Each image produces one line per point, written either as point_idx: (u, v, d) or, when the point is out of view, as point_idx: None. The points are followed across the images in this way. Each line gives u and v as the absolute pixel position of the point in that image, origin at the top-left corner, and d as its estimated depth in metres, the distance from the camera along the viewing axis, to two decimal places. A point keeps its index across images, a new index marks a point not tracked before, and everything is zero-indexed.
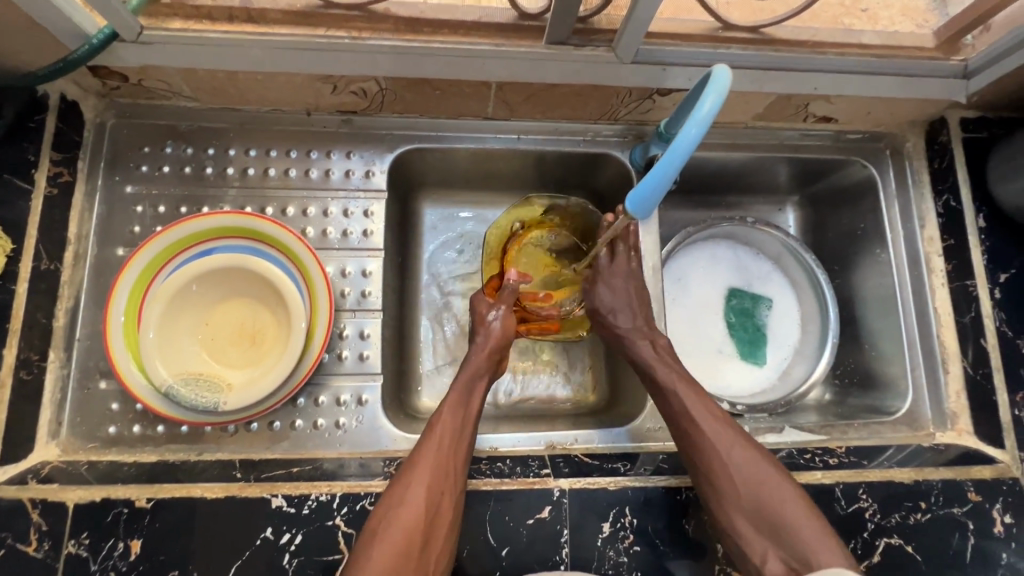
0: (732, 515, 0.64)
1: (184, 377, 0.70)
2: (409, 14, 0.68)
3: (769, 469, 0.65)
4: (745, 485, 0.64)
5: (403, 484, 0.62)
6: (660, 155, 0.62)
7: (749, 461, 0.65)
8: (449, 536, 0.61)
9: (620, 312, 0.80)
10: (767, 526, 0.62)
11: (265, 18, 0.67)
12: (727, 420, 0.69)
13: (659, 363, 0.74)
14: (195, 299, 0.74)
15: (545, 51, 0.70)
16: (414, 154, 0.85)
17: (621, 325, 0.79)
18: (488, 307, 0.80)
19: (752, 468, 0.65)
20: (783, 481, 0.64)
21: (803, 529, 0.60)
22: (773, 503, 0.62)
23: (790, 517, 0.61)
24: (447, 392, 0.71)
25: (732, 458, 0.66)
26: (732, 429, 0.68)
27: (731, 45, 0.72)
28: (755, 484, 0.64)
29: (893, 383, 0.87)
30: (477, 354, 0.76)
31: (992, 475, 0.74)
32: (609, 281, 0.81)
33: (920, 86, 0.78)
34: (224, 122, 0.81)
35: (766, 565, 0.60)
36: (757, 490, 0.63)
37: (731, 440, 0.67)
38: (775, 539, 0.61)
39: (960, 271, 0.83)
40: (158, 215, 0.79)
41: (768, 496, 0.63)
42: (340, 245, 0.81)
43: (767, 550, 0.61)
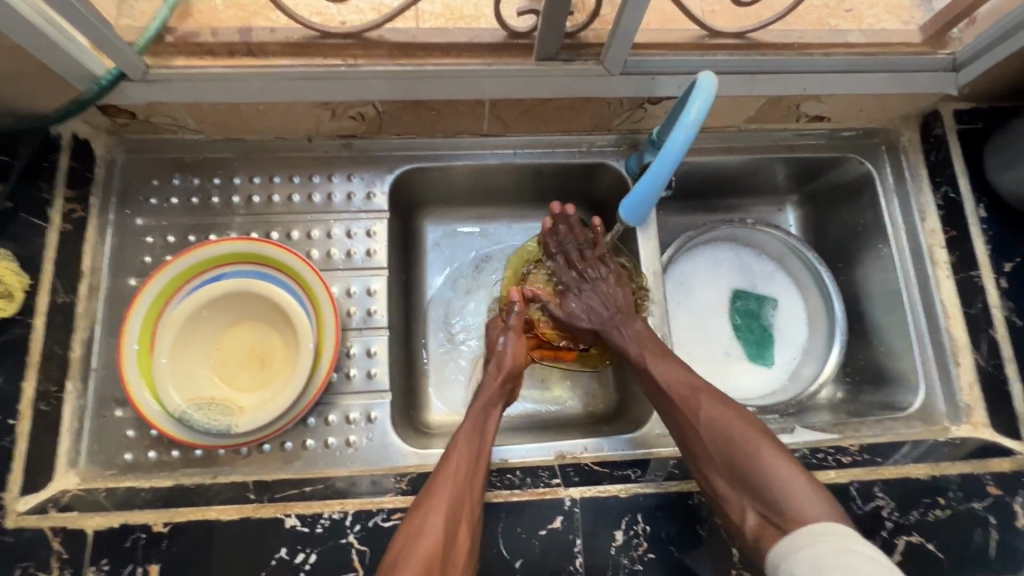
0: (711, 476, 0.66)
1: (196, 402, 0.72)
2: (402, 39, 0.71)
3: (743, 427, 0.67)
4: (724, 447, 0.66)
5: (420, 515, 0.62)
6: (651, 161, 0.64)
7: (727, 423, 0.67)
8: (465, 565, 0.60)
9: (596, 308, 0.82)
10: (745, 482, 0.64)
11: (263, 51, 0.70)
12: (700, 386, 0.71)
13: (633, 344, 0.77)
14: (206, 324, 0.76)
15: (535, 68, 0.72)
16: (414, 174, 0.87)
17: (598, 320, 0.81)
18: (499, 332, 0.81)
19: (725, 429, 0.67)
20: (755, 436, 0.66)
21: (779, 484, 0.62)
22: (748, 461, 0.64)
23: (764, 472, 0.63)
24: (463, 422, 0.72)
25: (710, 423, 0.68)
26: (706, 395, 0.70)
27: (718, 52, 0.73)
28: (731, 445, 0.66)
29: (905, 378, 0.86)
30: (490, 382, 0.76)
31: (1011, 467, 0.73)
32: (581, 283, 0.84)
33: (910, 81, 0.78)
34: (228, 152, 0.83)
35: (745, 522, 0.63)
36: (733, 451, 0.65)
37: (703, 404, 0.69)
38: (752, 493, 0.63)
39: (965, 263, 0.83)
40: (168, 244, 0.81)
41: (743, 454, 0.65)
42: (344, 265, 0.82)
43: (746, 504, 0.64)
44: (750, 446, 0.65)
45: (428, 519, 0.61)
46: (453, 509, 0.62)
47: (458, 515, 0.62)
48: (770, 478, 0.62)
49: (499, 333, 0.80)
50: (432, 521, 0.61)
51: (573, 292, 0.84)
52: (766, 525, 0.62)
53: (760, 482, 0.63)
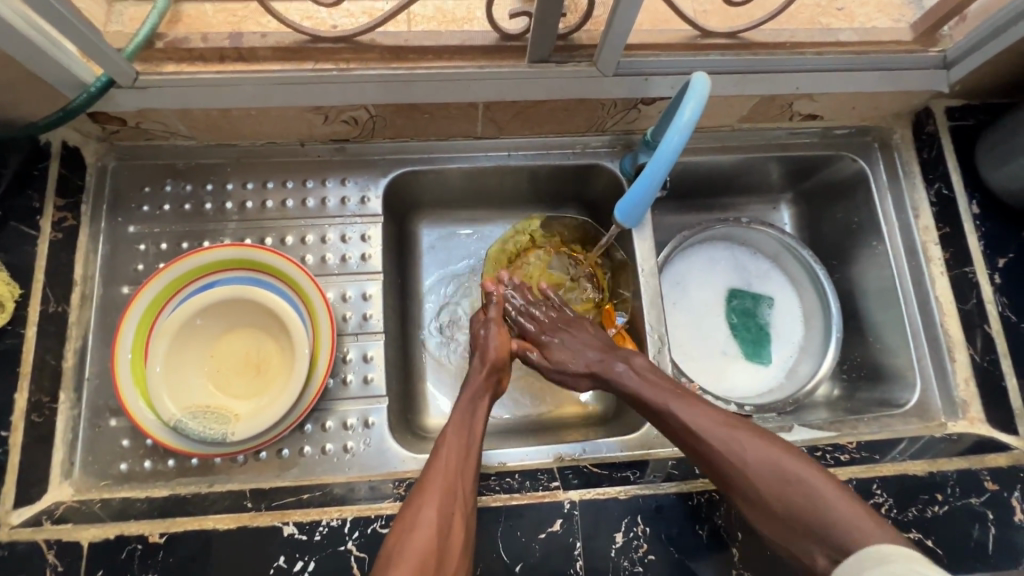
0: (769, 521, 0.63)
1: (192, 411, 0.71)
2: (394, 43, 0.71)
3: (788, 460, 0.64)
4: (771, 485, 0.63)
5: (412, 509, 0.62)
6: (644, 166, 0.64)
7: (771, 458, 0.64)
8: (461, 557, 0.60)
9: (582, 353, 0.81)
10: (806, 523, 0.61)
11: (254, 56, 0.69)
12: (725, 420, 0.68)
13: (642, 383, 0.74)
14: (201, 331, 0.75)
15: (528, 70, 0.72)
16: (408, 178, 0.87)
17: (587, 363, 0.80)
18: (481, 325, 0.82)
19: (772, 466, 0.64)
20: (803, 468, 0.63)
21: (842, 519, 0.59)
22: (804, 498, 0.61)
23: (823, 508, 0.60)
24: (450, 415, 0.72)
25: (749, 460, 0.65)
26: (741, 430, 0.67)
27: (710, 51, 0.73)
28: (783, 484, 0.63)
29: (901, 374, 0.86)
30: (475, 374, 0.76)
31: (1008, 462, 0.73)
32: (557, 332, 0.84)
33: (901, 78, 0.78)
34: (220, 158, 0.82)
35: (817, 565, 0.60)
36: (782, 489, 0.63)
37: (742, 442, 0.66)
38: (815, 533, 0.60)
39: (959, 259, 0.83)
40: (160, 252, 0.80)
41: (797, 491, 0.62)
42: (339, 270, 0.82)
43: (812, 547, 0.60)
44: (802, 481, 0.62)
45: (421, 514, 0.61)
46: (445, 501, 0.62)
47: (451, 507, 0.62)
48: (827, 513, 0.60)
49: (483, 327, 0.81)
50: (424, 514, 0.61)
51: (556, 343, 0.83)
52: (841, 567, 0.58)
53: (822, 519, 0.60)
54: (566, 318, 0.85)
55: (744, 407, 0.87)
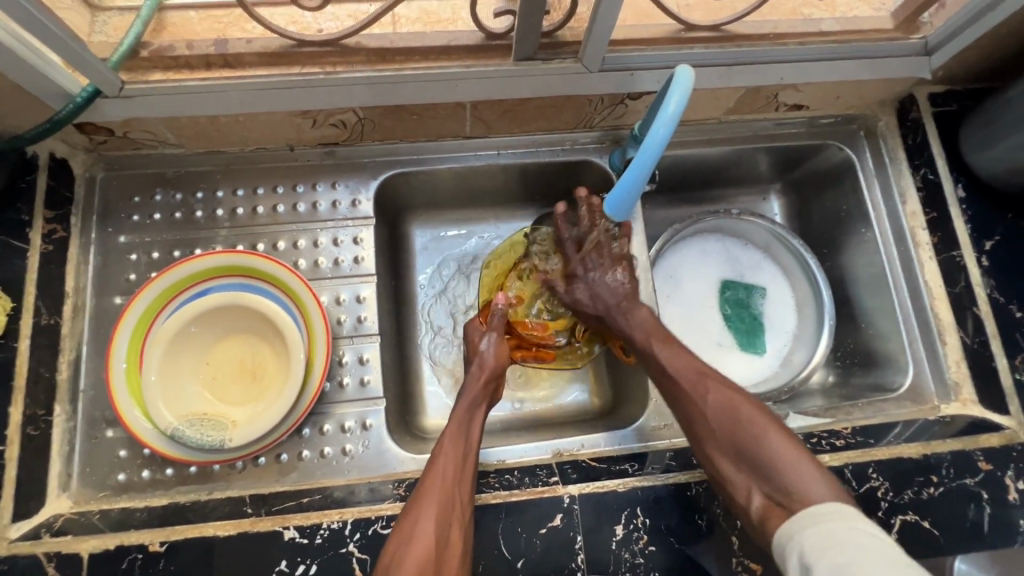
0: (717, 457, 0.67)
1: (188, 419, 0.70)
2: (379, 45, 0.71)
3: (749, 408, 0.67)
4: (726, 428, 0.67)
5: (410, 521, 0.61)
6: (631, 159, 0.64)
7: (732, 405, 0.68)
8: (461, 565, 0.60)
9: (602, 292, 0.80)
10: (751, 462, 0.64)
11: (240, 62, 0.70)
12: (706, 371, 0.71)
13: (638, 330, 0.76)
14: (195, 339, 0.75)
15: (514, 68, 0.72)
16: (398, 180, 0.87)
17: (608, 305, 0.79)
18: (480, 334, 0.81)
19: (731, 412, 0.67)
20: (763, 419, 0.66)
21: (784, 464, 0.62)
22: (754, 441, 0.65)
23: (769, 453, 0.63)
24: (447, 423, 0.72)
25: (710, 403, 0.69)
26: (712, 378, 0.70)
27: (695, 45, 0.74)
28: (737, 427, 0.66)
29: (894, 359, 0.87)
30: (473, 382, 0.76)
31: (1001, 442, 0.74)
32: (591, 269, 0.81)
33: (883, 66, 0.79)
34: (210, 165, 0.82)
35: (751, 503, 0.63)
36: (741, 434, 0.66)
37: (709, 388, 0.69)
38: (758, 474, 0.63)
39: (946, 243, 0.84)
40: (152, 261, 0.80)
41: (748, 434, 0.65)
42: (332, 273, 0.82)
43: (751, 486, 0.64)
44: (757, 427, 0.65)
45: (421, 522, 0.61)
46: (442, 513, 0.62)
47: (449, 521, 0.62)
48: (774, 458, 0.63)
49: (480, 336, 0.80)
50: (422, 524, 0.61)
51: (582, 275, 0.81)
52: (773, 507, 0.61)
53: (765, 462, 0.63)
54: (601, 254, 0.81)
55: None
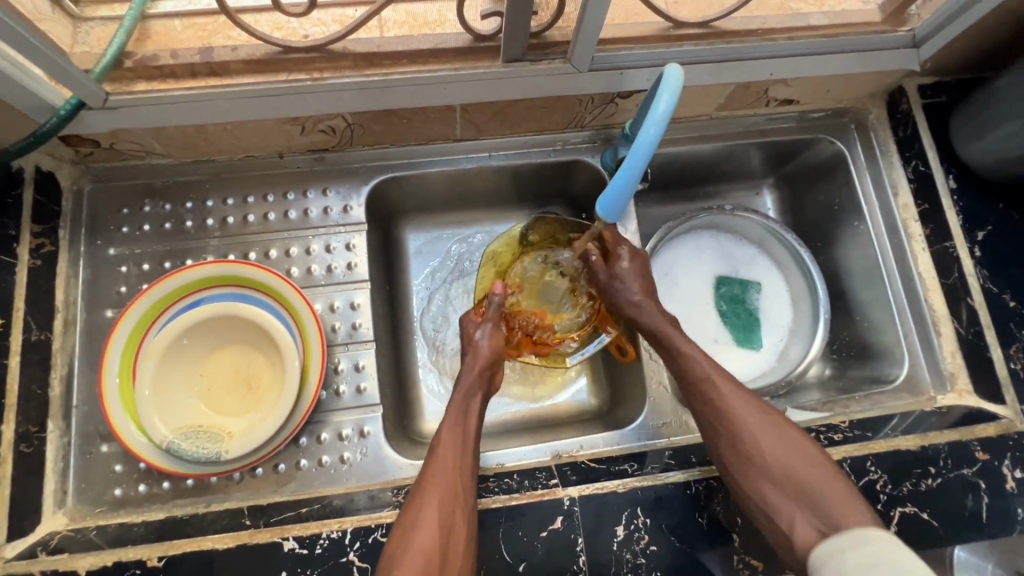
0: (759, 481, 0.64)
1: (184, 432, 0.70)
2: (366, 49, 0.70)
3: (793, 433, 0.66)
4: (771, 450, 0.65)
5: (413, 510, 0.62)
6: (622, 160, 0.63)
7: (776, 428, 0.66)
8: (467, 551, 0.60)
9: (634, 287, 0.80)
10: (796, 487, 0.62)
11: (226, 70, 0.69)
12: (749, 394, 0.70)
13: (675, 339, 0.76)
14: (188, 351, 0.74)
15: (503, 69, 0.72)
16: (390, 184, 0.86)
17: (628, 298, 0.79)
18: (475, 326, 0.81)
19: (777, 435, 0.66)
20: (806, 445, 0.65)
21: (830, 491, 0.61)
22: (799, 465, 0.63)
23: (814, 479, 0.62)
24: (445, 412, 0.71)
25: (754, 424, 0.67)
26: (754, 401, 0.69)
27: (683, 42, 0.74)
28: (781, 449, 0.65)
29: (890, 351, 0.87)
30: (468, 372, 0.76)
31: (997, 432, 0.74)
32: (624, 269, 0.80)
33: (872, 59, 0.79)
34: (199, 174, 0.81)
35: (794, 530, 0.61)
36: (791, 463, 0.64)
37: (753, 410, 0.68)
38: (806, 504, 0.61)
39: (938, 235, 0.84)
40: (143, 273, 0.79)
41: (794, 458, 0.64)
42: (325, 281, 0.81)
43: (795, 513, 0.62)
44: (802, 452, 0.64)
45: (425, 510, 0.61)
46: (445, 498, 0.62)
47: (451, 508, 0.62)
48: (819, 485, 0.62)
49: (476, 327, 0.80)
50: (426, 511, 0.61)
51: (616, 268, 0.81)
52: (817, 534, 0.59)
53: (810, 488, 0.62)
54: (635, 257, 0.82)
55: None
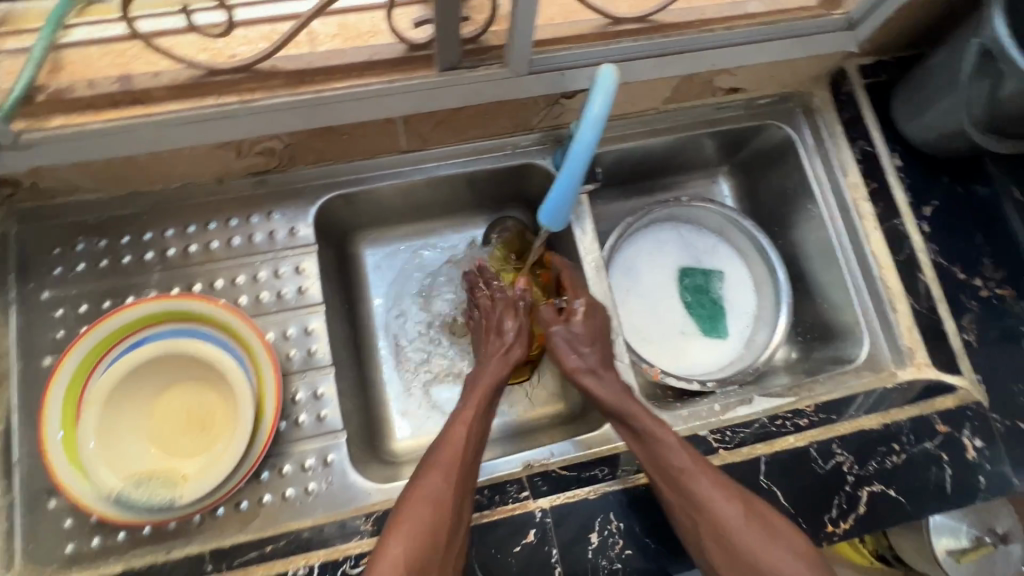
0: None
1: (135, 479, 0.66)
2: (297, 66, 0.68)
3: (768, 518, 0.62)
4: (749, 543, 0.60)
5: (426, 479, 0.63)
6: (562, 166, 0.64)
7: (752, 516, 0.62)
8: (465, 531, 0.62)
9: (584, 352, 0.75)
10: None
11: (149, 97, 0.66)
12: (722, 479, 0.65)
13: (637, 416, 0.69)
14: (133, 394, 0.71)
15: (440, 78, 0.69)
16: (339, 202, 0.83)
17: (579, 367, 0.74)
18: (508, 317, 0.79)
19: (753, 524, 0.61)
20: (781, 529, 0.62)
21: None
22: (777, 558, 0.59)
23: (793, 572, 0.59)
24: (469, 394, 0.72)
25: (730, 516, 0.62)
26: (727, 486, 0.64)
27: (622, 37, 0.73)
28: (759, 541, 0.60)
29: (850, 331, 0.87)
30: (496, 362, 0.76)
31: (955, 404, 0.76)
32: (570, 332, 0.76)
33: (811, 43, 0.80)
34: (134, 207, 0.78)
35: None
36: (778, 557, 0.60)
37: (728, 499, 0.63)
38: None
39: (888, 213, 0.85)
40: (80, 314, 0.75)
41: (771, 551, 0.60)
42: (277, 307, 0.78)
43: None
44: (779, 541, 0.61)
45: (428, 486, 0.62)
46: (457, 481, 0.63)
47: (462, 488, 0.63)
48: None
49: (510, 318, 0.79)
50: (434, 484, 0.62)
51: (562, 334, 0.76)
52: None
53: None
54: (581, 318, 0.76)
55: (706, 384, 0.88)
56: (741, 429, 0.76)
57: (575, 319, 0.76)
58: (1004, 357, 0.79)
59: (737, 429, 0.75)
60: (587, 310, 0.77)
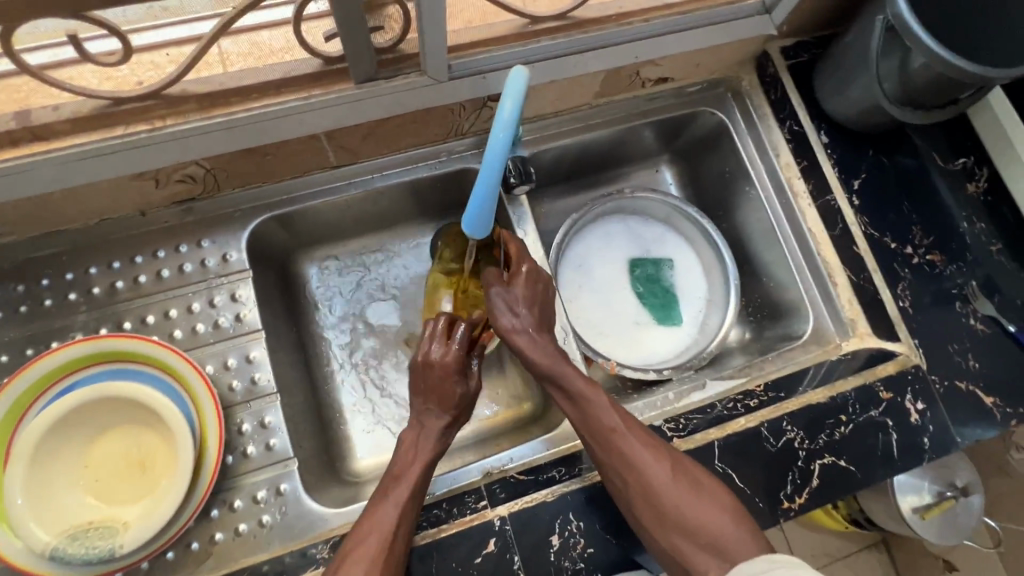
0: (666, 530, 0.60)
1: (71, 532, 0.63)
2: (208, 89, 0.66)
3: (693, 474, 0.63)
4: (674, 495, 0.61)
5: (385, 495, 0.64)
6: (478, 173, 0.62)
7: (678, 471, 0.63)
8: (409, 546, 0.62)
9: (520, 312, 0.73)
10: (700, 533, 0.59)
11: (50, 132, 0.63)
12: (651, 438, 0.66)
13: (569, 379, 0.70)
14: (63, 444, 0.66)
15: (358, 91, 0.68)
16: (272, 223, 0.81)
17: (511, 326, 0.72)
18: (451, 380, 0.73)
19: (679, 478, 0.62)
20: (706, 484, 0.62)
21: (731, 533, 0.58)
22: (701, 508, 0.60)
23: (717, 522, 0.59)
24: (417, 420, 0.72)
25: (656, 472, 0.62)
26: (655, 445, 0.65)
27: (542, 37, 0.73)
28: (684, 493, 0.61)
29: (795, 308, 0.89)
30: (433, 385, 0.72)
31: (896, 369, 0.79)
32: (508, 295, 0.73)
33: (729, 29, 0.81)
34: (53, 247, 0.75)
35: None
36: (707, 514, 0.59)
37: (654, 455, 0.63)
38: (717, 556, 0.57)
39: (820, 189, 0.87)
40: (1, 365, 0.71)
41: (695, 502, 0.60)
42: (214, 337, 0.76)
43: (701, 562, 0.58)
44: (704, 493, 0.61)
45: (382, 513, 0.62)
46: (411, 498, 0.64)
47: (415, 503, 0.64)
48: (721, 528, 0.58)
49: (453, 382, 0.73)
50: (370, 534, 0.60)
51: (499, 296, 0.73)
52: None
53: (713, 533, 0.58)
54: (524, 280, 0.73)
55: (662, 371, 0.88)
56: (695, 416, 0.77)
57: (517, 279, 0.73)
58: (938, 320, 0.82)
59: (690, 416, 0.77)
60: (530, 274, 0.74)
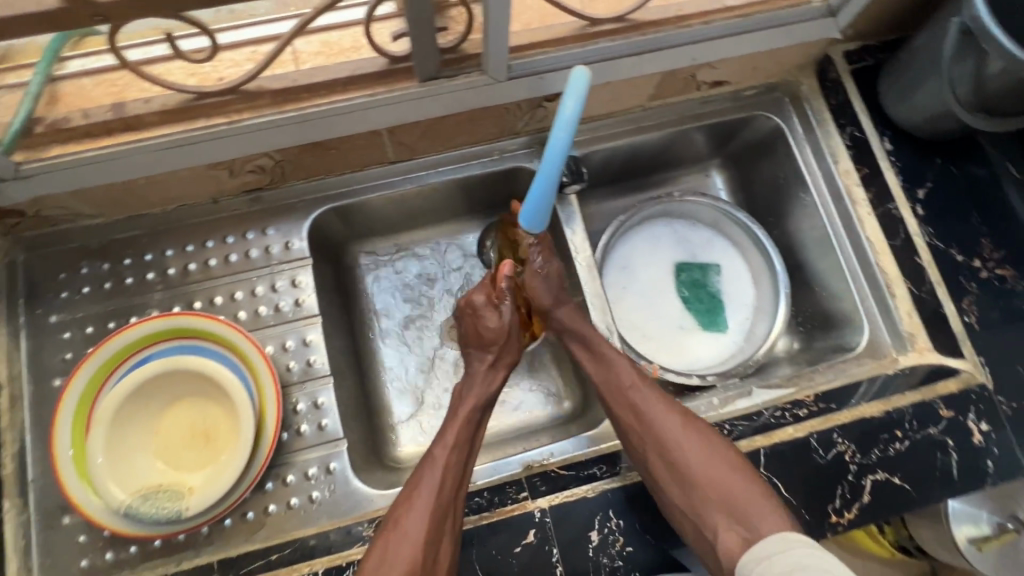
0: (689, 492, 0.65)
1: (143, 493, 0.68)
2: (282, 85, 0.70)
3: (715, 442, 0.68)
4: (699, 461, 0.66)
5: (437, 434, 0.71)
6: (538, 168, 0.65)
7: (702, 439, 0.68)
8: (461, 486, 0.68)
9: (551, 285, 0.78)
10: (721, 496, 0.64)
11: (140, 122, 0.68)
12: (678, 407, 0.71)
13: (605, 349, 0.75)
14: (138, 411, 0.72)
15: (420, 89, 0.71)
16: (331, 215, 0.85)
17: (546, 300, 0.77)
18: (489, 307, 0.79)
19: (703, 445, 0.67)
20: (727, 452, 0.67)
21: (749, 499, 0.63)
22: (723, 472, 0.65)
23: (736, 487, 0.64)
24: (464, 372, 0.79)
25: (682, 438, 0.67)
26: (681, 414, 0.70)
27: (600, 39, 0.74)
28: (707, 459, 0.66)
29: (849, 318, 0.86)
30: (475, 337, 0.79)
31: (958, 387, 0.75)
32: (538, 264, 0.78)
33: (790, 32, 0.80)
34: (135, 229, 0.81)
35: (718, 539, 0.63)
36: (725, 478, 0.65)
37: (681, 423, 0.69)
38: (732, 515, 0.63)
39: (881, 197, 0.85)
40: (87, 335, 0.77)
41: (717, 467, 0.65)
42: (274, 320, 0.80)
43: (718, 521, 0.63)
44: (726, 461, 0.66)
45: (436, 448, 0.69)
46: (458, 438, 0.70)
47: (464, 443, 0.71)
48: (740, 493, 0.64)
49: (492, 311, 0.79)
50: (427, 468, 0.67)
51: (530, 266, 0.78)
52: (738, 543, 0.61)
53: (733, 496, 0.64)
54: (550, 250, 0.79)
55: (705, 377, 0.87)
56: (740, 422, 0.75)
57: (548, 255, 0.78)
58: (1007, 338, 0.78)
59: (737, 422, 0.75)
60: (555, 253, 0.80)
